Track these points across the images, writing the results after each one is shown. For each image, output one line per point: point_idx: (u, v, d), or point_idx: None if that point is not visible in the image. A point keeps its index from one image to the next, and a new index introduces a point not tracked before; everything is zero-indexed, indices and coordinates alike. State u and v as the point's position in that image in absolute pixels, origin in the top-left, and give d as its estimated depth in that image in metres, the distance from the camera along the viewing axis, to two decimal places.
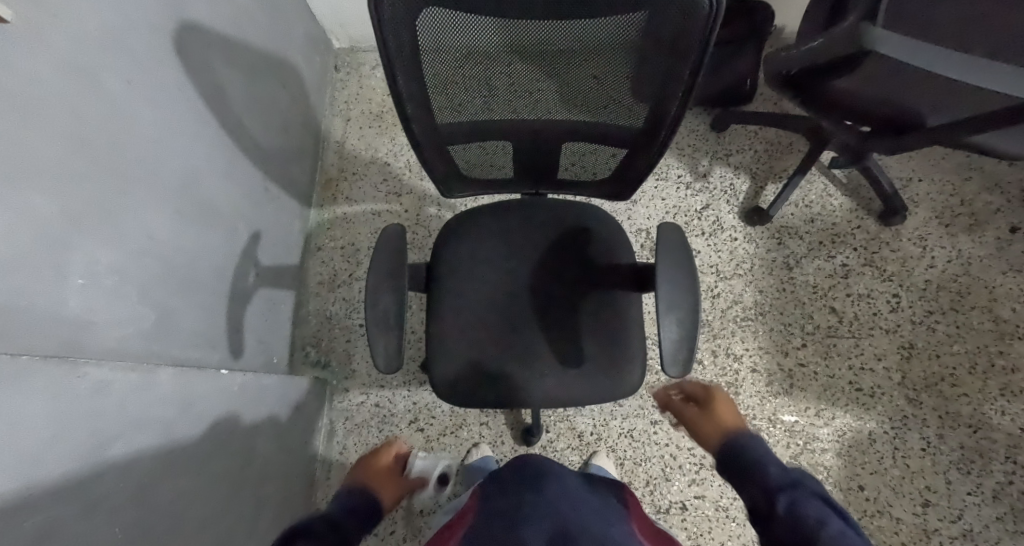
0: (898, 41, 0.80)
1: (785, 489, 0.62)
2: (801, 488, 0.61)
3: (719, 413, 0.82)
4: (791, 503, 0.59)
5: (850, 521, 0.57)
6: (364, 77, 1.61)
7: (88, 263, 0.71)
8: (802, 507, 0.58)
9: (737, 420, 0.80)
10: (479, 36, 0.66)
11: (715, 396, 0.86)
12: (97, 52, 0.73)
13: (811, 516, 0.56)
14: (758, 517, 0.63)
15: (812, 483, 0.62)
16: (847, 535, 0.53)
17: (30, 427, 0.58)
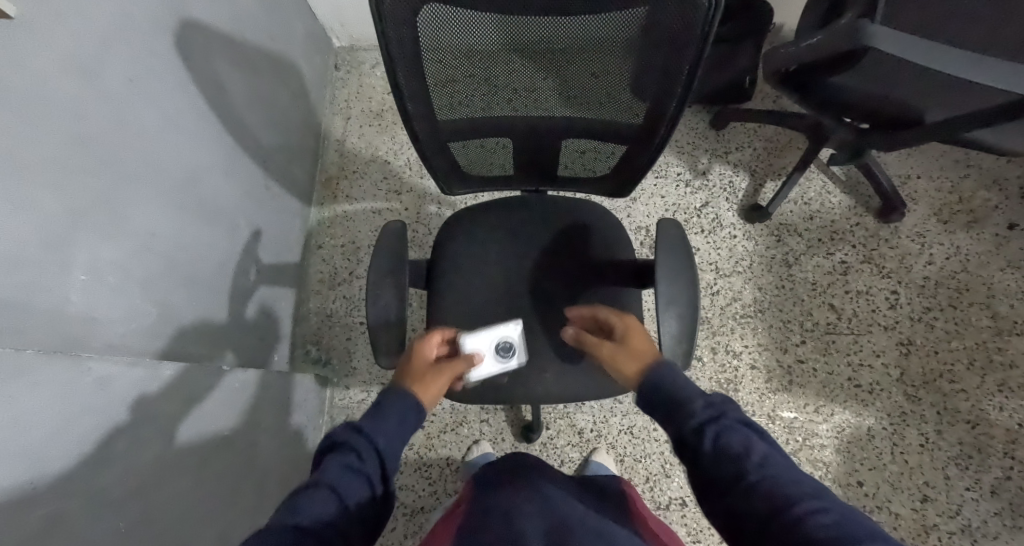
0: (896, 37, 0.80)
1: (708, 420, 0.59)
2: (724, 417, 0.59)
3: (630, 344, 0.74)
4: (714, 434, 0.58)
5: (766, 435, 0.58)
6: (364, 76, 1.61)
7: (90, 260, 0.72)
8: (725, 438, 0.57)
9: (648, 347, 0.73)
10: (480, 35, 0.66)
11: (624, 327, 0.78)
12: (100, 49, 0.74)
13: (736, 446, 0.56)
14: (682, 451, 0.61)
15: (732, 406, 0.61)
16: (772, 458, 0.55)
17: (32, 421, 0.58)
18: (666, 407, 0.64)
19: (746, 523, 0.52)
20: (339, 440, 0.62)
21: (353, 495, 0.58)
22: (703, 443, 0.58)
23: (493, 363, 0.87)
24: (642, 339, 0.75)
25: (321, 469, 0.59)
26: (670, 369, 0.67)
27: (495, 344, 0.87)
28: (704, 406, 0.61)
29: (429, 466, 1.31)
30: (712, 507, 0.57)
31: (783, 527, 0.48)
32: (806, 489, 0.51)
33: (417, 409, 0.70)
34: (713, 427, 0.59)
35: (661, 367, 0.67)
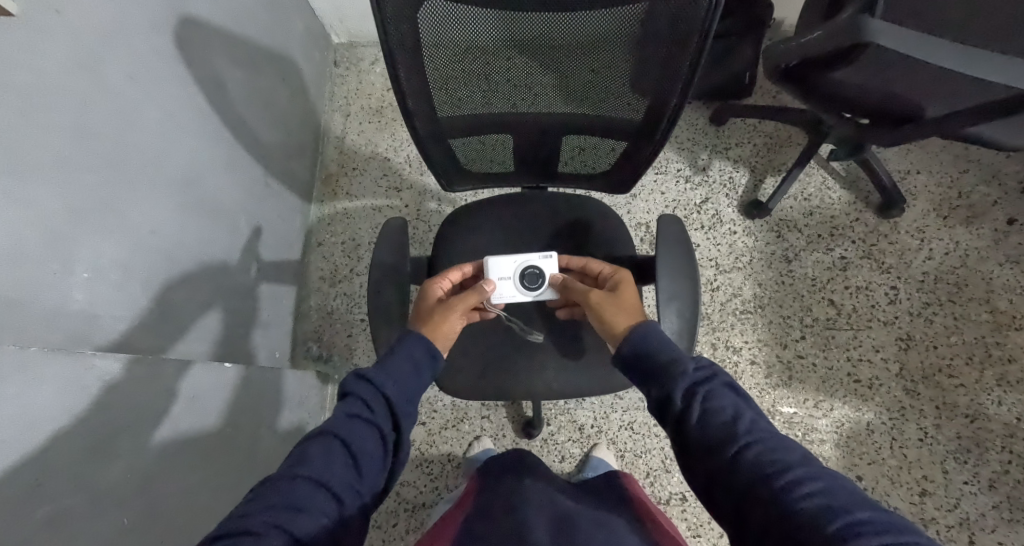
0: (896, 32, 0.80)
1: (699, 382, 0.61)
2: (713, 381, 0.61)
3: (619, 298, 0.78)
4: (703, 398, 0.60)
5: (752, 403, 0.60)
6: (363, 72, 1.61)
7: (91, 258, 0.72)
8: (714, 401, 0.59)
9: (633, 305, 0.78)
10: (479, 31, 0.66)
11: (618, 283, 0.82)
12: (100, 46, 0.74)
13: (726, 410, 0.58)
14: (668, 415, 0.62)
15: (721, 372, 0.63)
16: (758, 423, 0.57)
17: (35, 418, 0.58)
18: (652, 366, 0.66)
19: (731, 489, 0.53)
20: (346, 389, 0.63)
21: (361, 444, 0.59)
22: (692, 406, 0.60)
23: (517, 288, 0.88)
24: (629, 295, 0.79)
25: (328, 420, 0.60)
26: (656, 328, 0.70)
27: (518, 270, 0.88)
28: (696, 368, 0.63)
29: (430, 462, 1.31)
30: (694, 471, 0.58)
31: (769, 489, 0.50)
32: (794, 455, 0.52)
33: (426, 349, 0.72)
34: (702, 391, 0.60)
35: (648, 321, 0.70)
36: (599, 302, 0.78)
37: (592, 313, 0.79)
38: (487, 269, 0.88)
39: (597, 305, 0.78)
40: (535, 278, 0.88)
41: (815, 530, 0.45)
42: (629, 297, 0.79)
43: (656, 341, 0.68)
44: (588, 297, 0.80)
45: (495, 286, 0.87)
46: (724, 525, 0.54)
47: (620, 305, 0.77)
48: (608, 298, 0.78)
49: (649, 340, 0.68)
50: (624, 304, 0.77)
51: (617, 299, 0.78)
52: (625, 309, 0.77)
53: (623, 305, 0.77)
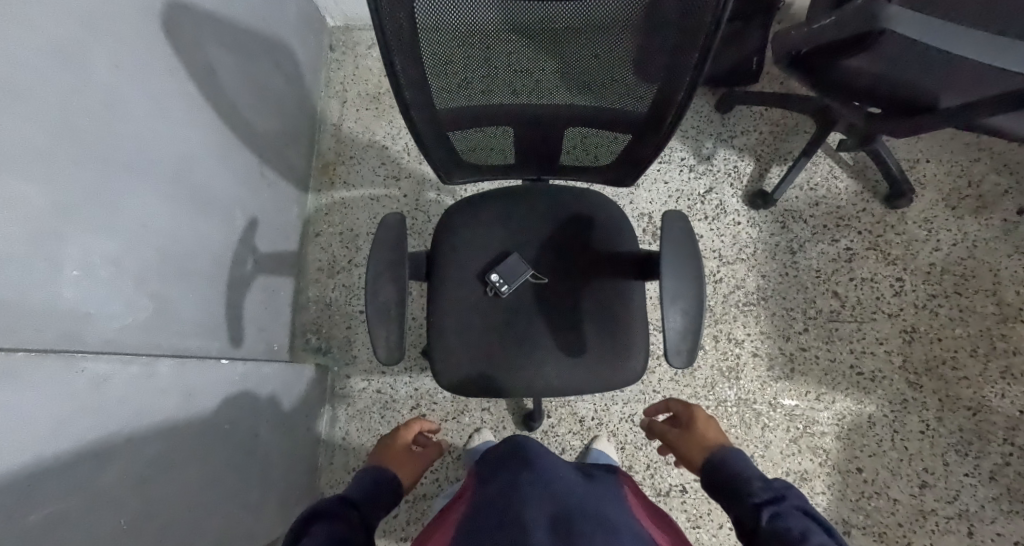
0: (915, 17, 0.77)
1: (768, 500, 0.68)
2: (786, 502, 0.67)
3: (687, 433, 0.94)
4: (773, 515, 0.66)
5: (829, 529, 0.62)
6: (359, 57, 1.57)
7: (82, 254, 0.70)
8: (783, 520, 0.64)
9: (719, 436, 0.90)
10: (479, 15, 0.63)
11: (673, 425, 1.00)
12: (83, 34, 0.71)
13: (794, 528, 0.61)
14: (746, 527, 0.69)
15: (793, 495, 0.68)
16: (797, 504, 0.66)
17: (28, 422, 0.57)
18: (717, 468, 0.80)
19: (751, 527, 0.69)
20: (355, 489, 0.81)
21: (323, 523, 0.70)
22: (763, 514, 0.67)
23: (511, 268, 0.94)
24: (694, 444, 0.91)
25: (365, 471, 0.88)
26: (748, 463, 0.79)
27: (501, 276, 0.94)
28: (768, 490, 0.70)
29: None
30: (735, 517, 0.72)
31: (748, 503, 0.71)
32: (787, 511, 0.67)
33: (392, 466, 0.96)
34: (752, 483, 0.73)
35: (736, 453, 0.80)
36: (685, 441, 0.94)
37: (684, 452, 0.93)
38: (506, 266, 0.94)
39: (688, 440, 0.93)
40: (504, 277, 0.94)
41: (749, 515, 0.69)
42: (681, 436, 0.95)
43: (735, 456, 0.81)
44: (682, 448, 0.94)
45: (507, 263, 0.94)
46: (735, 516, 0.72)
47: (695, 445, 0.91)
48: (692, 446, 0.91)
49: (722, 455, 0.82)
50: (698, 436, 0.92)
51: (694, 442, 0.92)
52: (699, 430, 0.93)
53: (699, 438, 0.92)
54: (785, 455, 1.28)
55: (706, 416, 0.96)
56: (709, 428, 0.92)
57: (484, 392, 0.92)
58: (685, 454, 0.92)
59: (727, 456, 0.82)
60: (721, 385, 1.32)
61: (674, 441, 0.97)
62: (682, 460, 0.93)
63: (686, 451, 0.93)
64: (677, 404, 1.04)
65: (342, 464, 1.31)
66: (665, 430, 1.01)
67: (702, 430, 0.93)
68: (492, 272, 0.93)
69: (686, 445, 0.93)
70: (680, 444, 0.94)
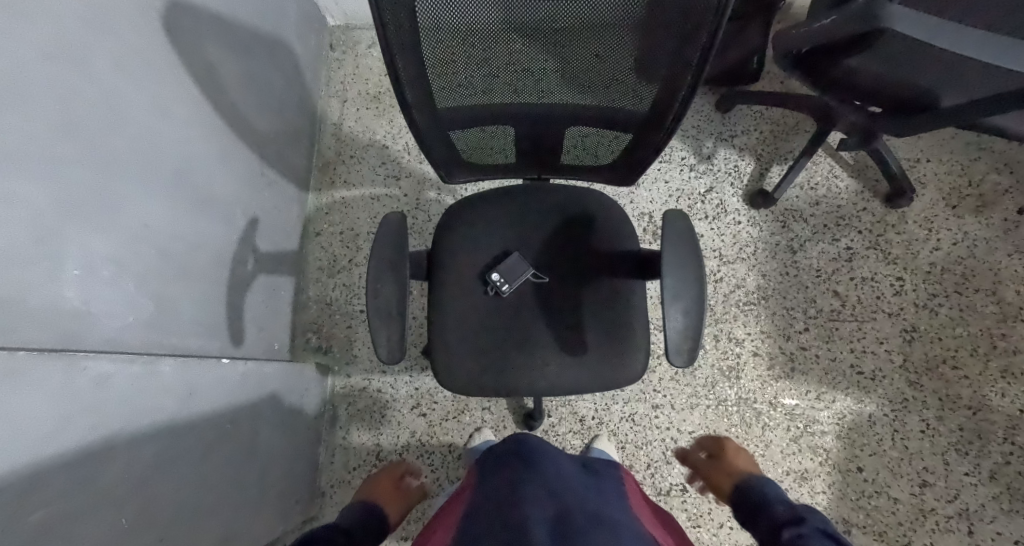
0: (916, 16, 0.76)
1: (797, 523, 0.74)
2: (809, 520, 0.73)
3: (720, 462, 1.09)
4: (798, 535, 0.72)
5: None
6: (360, 57, 1.57)
7: (83, 253, 0.70)
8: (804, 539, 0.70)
9: (750, 468, 1.06)
10: (481, 14, 0.63)
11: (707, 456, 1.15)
12: (84, 33, 0.71)
13: None
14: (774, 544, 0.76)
15: (816, 515, 0.74)
16: (823, 527, 0.71)
17: (30, 421, 0.57)
18: (743, 488, 0.93)
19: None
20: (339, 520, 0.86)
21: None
22: (788, 530, 0.74)
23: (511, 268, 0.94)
24: (725, 473, 1.05)
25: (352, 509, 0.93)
26: (774, 489, 0.91)
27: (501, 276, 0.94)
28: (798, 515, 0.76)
29: (431, 453, 1.31)
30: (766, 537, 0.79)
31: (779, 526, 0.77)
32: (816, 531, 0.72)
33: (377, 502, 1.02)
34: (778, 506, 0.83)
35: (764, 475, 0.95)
36: (718, 467, 1.08)
37: (716, 476, 1.06)
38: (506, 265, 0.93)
39: (722, 466, 1.08)
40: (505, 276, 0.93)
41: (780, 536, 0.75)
42: (714, 463, 1.10)
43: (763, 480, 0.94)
44: (713, 474, 1.07)
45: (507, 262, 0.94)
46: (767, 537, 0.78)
47: (726, 473, 1.05)
48: (725, 471, 1.06)
49: (751, 476, 0.96)
50: (729, 466, 1.07)
51: (727, 469, 1.06)
52: (731, 462, 1.08)
53: (730, 467, 1.06)
54: (786, 454, 1.28)
55: (740, 452, 1.12)
56: (740, 460, 1.09)
57: (485, 391, 0.93)
58: (716, 480, 1.06)
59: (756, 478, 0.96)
60: (721, 385, 1.32)
61: (705, 469, 1.11)
62: (712, 485, 1.06)
63: (717, 477, 1.06)
64: (710, 442, 1.19)
65: (343, 463, 1.31)
66: (697, 460, 1.15)
67: (733, 461, 1.09)
68: (492, 272, 0.93)
69: (717, 473, 1.07)
70: (712, 470, 1.09)
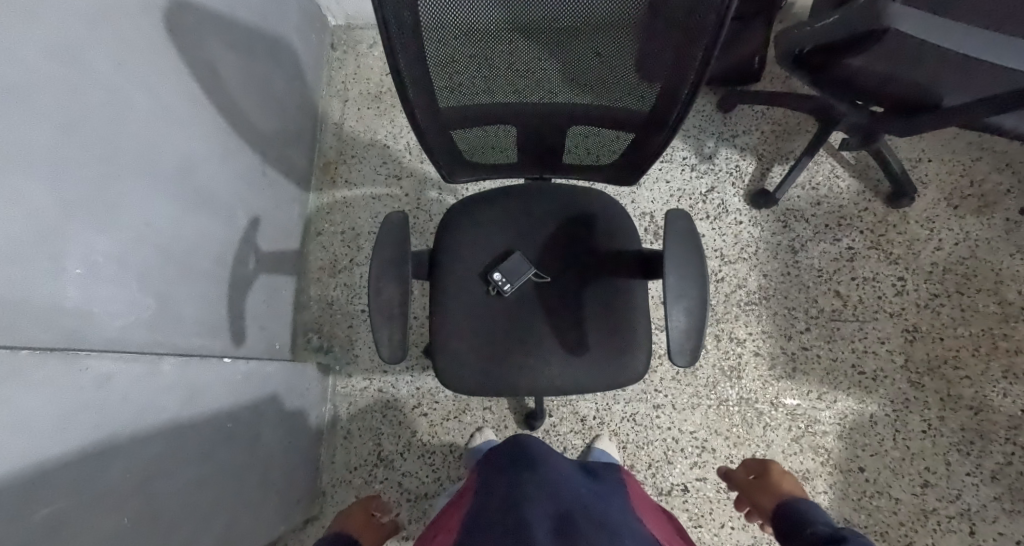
0: (919, 16, 0.76)
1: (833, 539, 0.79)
2: (843, 540, 0.76)
3: (764, 481, 1.10)
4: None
5: None
6: (361, 56, 1.57)
7: (85, 252, 0.70)
8: None
9: (794, 489, 1.06)
10: (483, 13, 0.63)
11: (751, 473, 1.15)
12: (86, 32, 0.71)
13: None
14: None
15: (851, 537, 0.77)
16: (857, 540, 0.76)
17: (32, 420, 0.57)
18: (788, 511, 0.95)
19: None
20: None
21: None
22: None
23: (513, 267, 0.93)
24: (768, 493, 1.06)
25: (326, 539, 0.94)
26: (820, 512, 0.92)
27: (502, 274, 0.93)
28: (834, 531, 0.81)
29: (432, 453, 1.31)
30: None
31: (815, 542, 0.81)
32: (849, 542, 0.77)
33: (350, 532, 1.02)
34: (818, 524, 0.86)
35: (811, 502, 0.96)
36: (761, 486, 1.09)
37: (758, 496, 1.07)
38: (508, 264, 0.93)
39: (763, 485, 1.08)
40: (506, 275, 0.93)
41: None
42: (755, 482, 1.10)
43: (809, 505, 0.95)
44: (755, 492, 1.09)
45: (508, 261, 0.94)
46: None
47: (769, 491, 1.06)
48: (767, 492, 1.06)
49: (796, 500, 0.97)
50: (772, 486, 1.07)
51: (768, 489, 1.07)
52: (774, 480, 1.08)
53: (774, 487, 1.07)
54: (787, 454, 1.28)
55: (784, 471, 1.12)
56: (785, 480, 1.09)
57: (487, 391, 0.93)
58: (759, 500, 1.07)
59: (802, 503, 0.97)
60: (722, 385, 1.32)
61: (748, 487, 1.11)
62: (755, 505, 1.07)
63: (759, 496, 1.07)
64: (754, 459, 1.20)
65: (344, 463, 1.31)
66: (738, 477, 1.16)
67: (777, 480, 1.09)
68: (494, 272, 0.93)
69: (760, 492, 1.08)
70: (755, 489, 1.09)
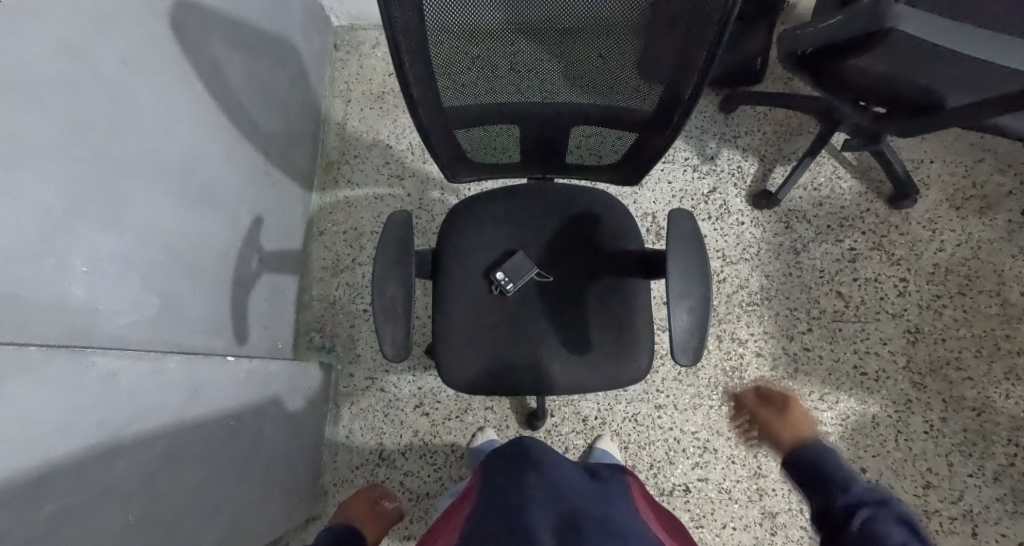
0: (922, 17, 0.77)
1: (866, 505, 0.66)
2: (883, 506, 0.65)
3: (789, 420, 0.95)
4: (866, 520, 0.65)
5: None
6: (364, 57, 1.57)
7: (91, 250, 0.70)
8: (877, 526, 0.63)
9: (812, 432, 0.89)
10: (488, 13, 0.64)
11: (784, 405, 1.02)
12: (92, 32, 0.71)
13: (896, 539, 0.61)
14: (829, 519, 0.69)
15: (893, 503, 0.66)
16: (893, 510, 0.65)
17: (40, 416, 0.58)
18: (807, 468, 0.78)
19: (838, 525, 0.68)
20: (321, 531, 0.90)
21: None
22: (853, 521, 0.66)
23: (517, 265, 0.94)
24: (789, 432, 0.91)
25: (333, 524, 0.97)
26: (845, 469, 0.75)
27: (505, 272, 0.93)
28: (864, 491, 0.69)
29: (434, 452, 1.31)
30: (819, 516, 0.71)
31: (841, 507, 0.68)
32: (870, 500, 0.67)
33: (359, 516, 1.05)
34: (843, 486, 0.71)
35: (829, 451, 0.78)
36: (784, 428, 0.93)
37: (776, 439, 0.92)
38: (512, 263, 0.94)
39: (772, 431, 0.95)
40: (510, 273, 0.93)
41: (839, 516, 0.68)
42: (776, 422, 0.96)
43: (827, 456, 0.78)
44: (769, 427, 0.97)
45: (512, 259, 0.94)
46: (819, 514, 0.71)
47: (794, 431, 0.90)
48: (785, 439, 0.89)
49: (818, 454, 0.79)
50: (794, 427, 0.91)
51: (782, 433, 0.92)
52: (793, 425, 0.92)
53: (795, 431, 0.89)
54: None
55: (803, 413, 0.95)
56: (807, 427, 0.90)
57: (490, 390, 0.93)
58: (778, 440, 0.92)
59: (819, 454, 0.79)
60: (724, 385, 1.32)
61: (771, 420, 0.99)
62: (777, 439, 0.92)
63: (773, 436, 0.94)
64: (772, 400, 1.06)
65: (346, 462, 1.31)
66: (767, 417, 1.00)
67: (797, 422, 0.92)
68: (497, 271, 0.93)
69: (778, 435, 0.93)
70: (773, 427, 0.96)
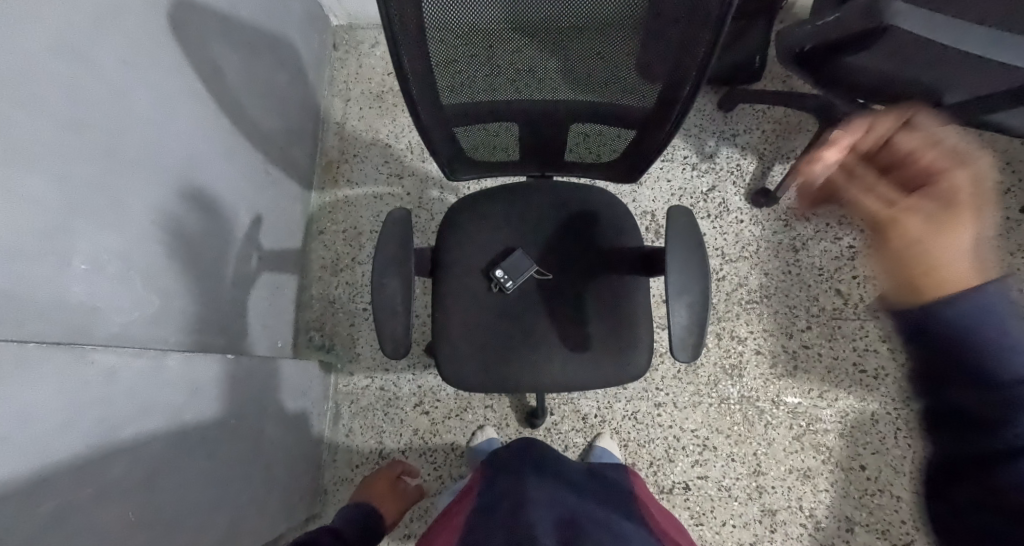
0: (920, 14, 0.77)
1: None
2: None
3: (927, 210, 0.47)
4: None
5: None
6: (363, 56, 1.58)
7: (91, 249, 0.71)
8: None
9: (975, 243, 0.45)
10: (486, 12, 0.64)
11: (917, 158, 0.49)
12: (92, 31, 0.71)
13: None
14: (948, 397, 0.44)
15: None
16: None
17: (40, 414, 0.58)
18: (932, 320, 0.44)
19: (958, 402, 0.44)
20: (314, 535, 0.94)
21: None
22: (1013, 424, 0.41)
23: (518, 263, 0.94)
24: (916, 252, 0.46)
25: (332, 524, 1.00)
26: (1009, 317, 0.43)
27: (505, 270, 0.93)
28: None
29: (433, 451, 1.31)
30: (926, 385, 0.46)
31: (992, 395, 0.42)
32: None
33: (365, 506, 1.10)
34: (1005, 373, 0.42)
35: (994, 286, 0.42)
36: (907, 216, 0.48)
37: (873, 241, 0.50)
38: (511, 261, 0.94)
39: (905, 238, 0.47)
40: (510, 271, 0.93)
41: (976, 389, 0.43)
42: (896, 208, 0.49)
43: (986, 299, 0.43)
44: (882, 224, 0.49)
45: (512, 257, 0.94)
46: (927, 387, 0.46)
47: (942, 223, 0.47)
48: (904, 234, 0.48)
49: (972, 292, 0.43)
50: (937, 255, 0.45)
51: (909, 249, 0.47)
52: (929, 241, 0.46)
53: (929, 244, 0.46)
54: (788, 452, 1.28)
55: (981, 179, 0.46)
56: (967, 205, 0.46)
57: (489, 388, 0.93)
58: (883, 237, 0.49)
59: (979, 297, 0.43)
60: (723, 383, 1.32)
61: (846, 184, 0.54)
62: (865, 225, 0.52)
63: (898, 254, 0.48)
64: (894, 153, 0.51)
65: (346, 461, 1.31)
66: (871, 209, 0.50)
67: (944, 208, 0.47)
68: (497, 269, 0.93)
69: (892, 261, 0.48)
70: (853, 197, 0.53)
